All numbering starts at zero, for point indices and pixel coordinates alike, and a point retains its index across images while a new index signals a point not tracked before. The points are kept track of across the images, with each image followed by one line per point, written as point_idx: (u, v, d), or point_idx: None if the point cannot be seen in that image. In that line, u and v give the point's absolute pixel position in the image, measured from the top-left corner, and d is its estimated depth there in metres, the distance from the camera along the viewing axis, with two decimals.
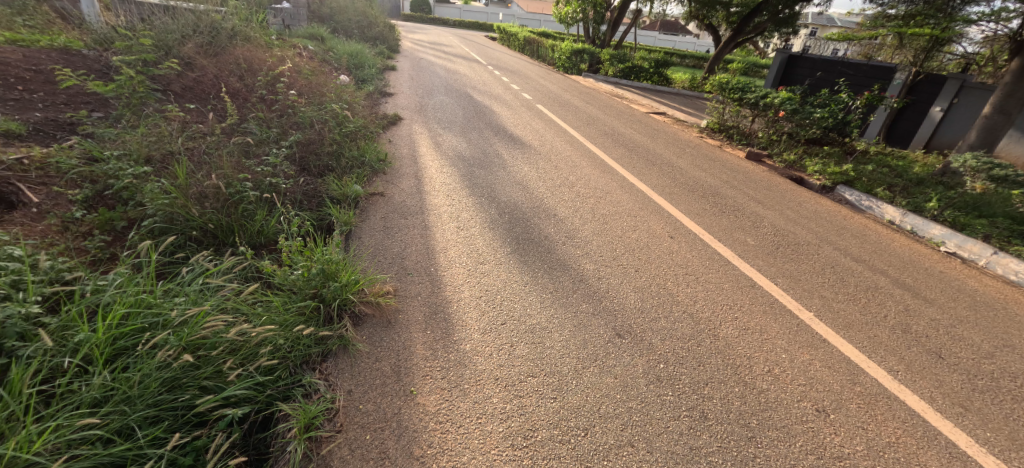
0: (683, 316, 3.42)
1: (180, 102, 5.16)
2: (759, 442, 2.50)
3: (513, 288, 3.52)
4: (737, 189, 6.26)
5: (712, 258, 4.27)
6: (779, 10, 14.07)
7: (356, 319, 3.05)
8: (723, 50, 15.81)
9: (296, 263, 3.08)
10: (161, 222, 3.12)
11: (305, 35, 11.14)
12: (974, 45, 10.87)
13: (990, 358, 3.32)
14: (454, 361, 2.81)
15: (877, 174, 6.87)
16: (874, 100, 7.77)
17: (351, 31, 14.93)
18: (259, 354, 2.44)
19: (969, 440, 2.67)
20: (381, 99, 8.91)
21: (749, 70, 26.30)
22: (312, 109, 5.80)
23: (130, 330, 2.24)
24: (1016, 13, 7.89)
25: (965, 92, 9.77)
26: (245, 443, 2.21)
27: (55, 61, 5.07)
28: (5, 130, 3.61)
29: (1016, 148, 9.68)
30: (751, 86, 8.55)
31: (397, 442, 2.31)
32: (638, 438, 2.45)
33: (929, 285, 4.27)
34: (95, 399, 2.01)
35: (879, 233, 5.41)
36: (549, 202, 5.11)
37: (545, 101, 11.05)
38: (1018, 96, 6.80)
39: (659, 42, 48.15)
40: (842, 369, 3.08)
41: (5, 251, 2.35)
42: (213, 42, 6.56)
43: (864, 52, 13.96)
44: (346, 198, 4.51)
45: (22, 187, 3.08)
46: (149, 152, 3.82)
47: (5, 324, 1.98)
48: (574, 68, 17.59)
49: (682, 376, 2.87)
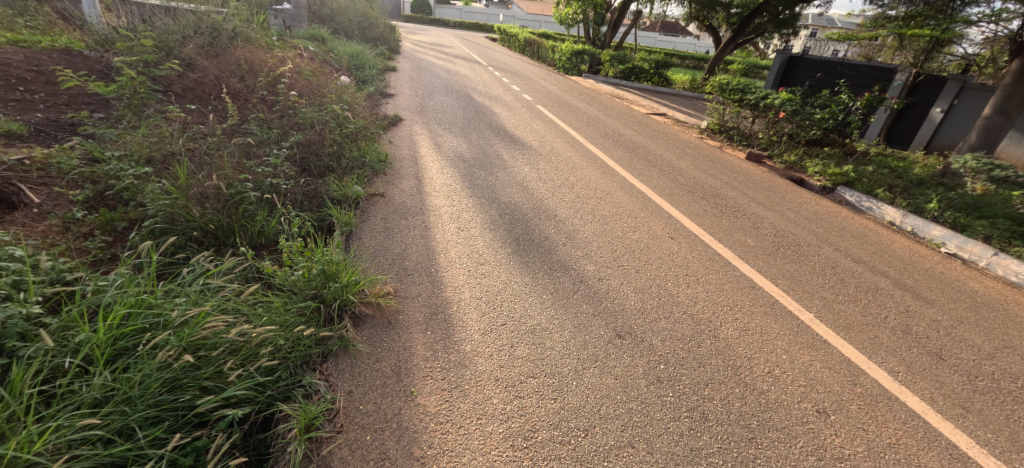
0: (683, 317, 3.42)
1: (181, 103, 5.17)
2: (759, 443, 2.50)
3: (514, 289, 3.52)
4: (737, 190, 6.25)
5: (713, 259, 4.27)
6: (779, 11, 14.08)
7: (356, 320, 3.05)
8: (723, 51, 15.83)
9: (297, 264, 3.09)
10: (161, 223, 3.13)
11: (306, 35, 11.16)
12: (975, 46, 10.87)
13: (991, 360, 3.31)
14: (454, 362, 2.81)
15: (878, 175, 6.87)
16: (874, 101, 7.77)
17: (351, 32, 14.93)
18: (260, 354, 2.44)
19: (970, 441, 2.67)
20: (382, 100, 8.92)
21: (749, 71, 26.32)
22: (312, 110, 5.81)
23: (130, 331, 2.24)
24: (1016, 14, 7.89)
25: (965, 93, 9.74)
26: (245, 444, 2.21)
27: (56, 61, 5.08)
28: (7, 130, 3.61)
29: (1016, 149, 9.68)
30: (751, 87, 8.55)
31: (397, 443, 2.31)
32: (638, 439, 2.45)
33: (930, 286, 4.27)
34: (95, 399, 2.01)
35: (879, 233, 5.41)
36: (549, 202, 5.11)
37: (545, 101, 11.06)
38: (1018, 97, 6.80)
39: (659, 43, 48.21)
40: (843, 370, 3.08)
41: (5, 252, 2.35)
42: (214, 43, 6.57)
43: (864, 53, 13.96)
44: (346, 199, 4.51)
45: (23, 188, 3.08)
46: (150, 152, 3.82)
47: (5, 324, 1.98)
48: (575, 69, 17.61)
49: (682, 377, 2.87)
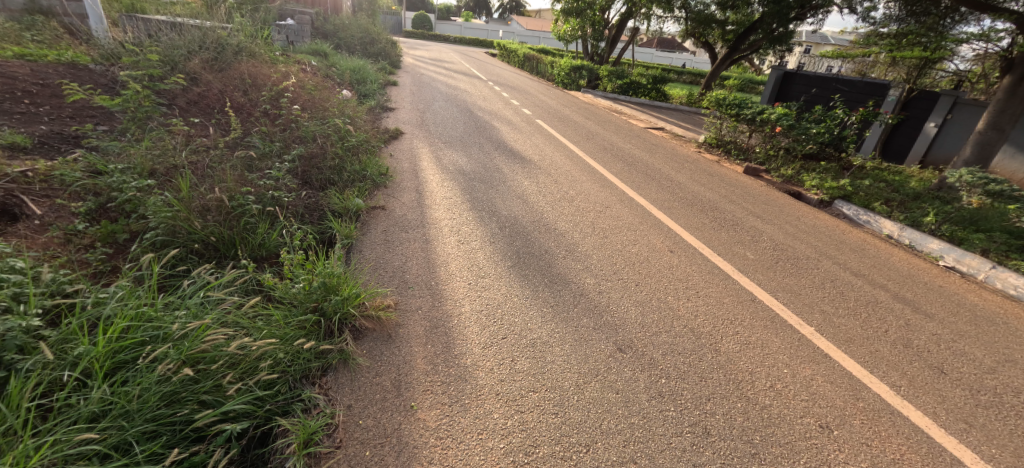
0: (684, 330, 3.42)
1: (185, 116, 5.22)
2: (762, 458, 2.48)
3: (514, 303, 3.51)
4: (735, 203, 6.30)
5: (712, 272, 4.28)
6: (774, 29, 14.30)
7: (356, 333, 3.04)
8: (720, 67, 16.17)
9: (298, 277, 3.08)
10: (162, 235, 3.13)
11: (309, 50, 11.28)
12: (966, 62, 11.10)
13: (992, 374, 3.31)
14: (454, 376, 2.80)
15: (874, 189, 6.95)
16: (870, 115, 7.83)
17: (354, 47, 15.08)
18: (259, 368, 2.43)
19: (974, 457, 2.64)
20: (383, 113, 9.01)
21: (747, 87, 26.60)
22: (315, 124, 5.84)
23: (130, 344, 2.24)
24: (1006, 32, 8.11)
25: (958, 108, 9.82)
26: (244, 459, 2.19)
27: (62, 75, 5.15)
28: (11, 143, 3.65)
29: (1011, 163, 9.79)
30: (747, 103, 8.66)
31: (397, 458, 2.28)
32: (641, 455, 2.42)
33: (929, 299, 4.28)
34: (93, 413, 1.99)
35: (877, 246, 5.45)
36: (549, 215, 5.16)
37: (545, 116, 11.16)
38: (1010, 112, 6.87)
39: (657, 58, 48.98)
40: (845, 385, 3.07)
41: (6, 262, 2.33)
42: (219, 58, 6.64)
43: (858, 69, 14.22)
44: (348, 212, 4.54)
45: (25, 199, 3.09)
46: (153, 165, 3.84)
47: (4, 337, 1.97)
48: (574, 84, 17.82)
49: (684, 392, 2.86)
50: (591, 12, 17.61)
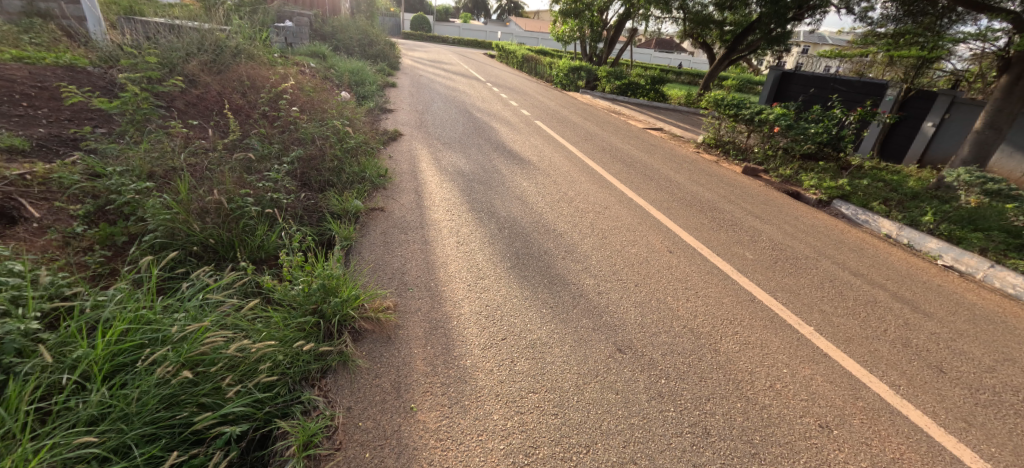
0: (683, 330, 3.42)
1: (183, 118, 5.22)
2: (761, 458, 2.48)
3: (513, 304, 3.51)
4: (734, 203, 6.30)
5: (712, 272, 4.28)
6: (772, 29, 14.31)
7: (355, 335, 3.04)
8: (719, 67, 16.15)
9: (296, 279, 3.07)
10: (161, 237, 3.13)
11: (307, 52, 11.28)
12: (964, 62, 11.12)
13: (991, 372, 3.32)
14: (454, 377, 2.79)
15: (873, 189, 6.97)
16: (868, 115, 7.84)
17: (352, 49, 15.08)
18: (258, 370, 2.43)
19: (974, 456, 2.64)
20: (381, 115, 9.01)
21: (746, 87, 26.61)
22: (313, 125, 5.84)
23: (129, 347, 2.24)
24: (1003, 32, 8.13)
25: (955, 108, 9.84)
26: (243, 462, 2.19)
27: (60, 78, 5.15)
28: (9, 146, 3.65)
29: (1009, 163, 9.81)
30: (746, 103, 8.67)
31: (397, 460, 2.28)
32: (640, 456, 2.42)
33: (928, 298, 4.29)
34: (92, 416, 1.98)
35: (876, 246, 5.45)
36: (548, 216, 5.16)
37: (544, 117, 11.16)
38: (1006, 112, 6.90)
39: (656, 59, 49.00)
40: (844, 384, 3.08)
41: (5, 266, 2.33)
42: (217, 60, 6.64)
43: (855, 69, 14.23)
44: (347, 213, 4.54)
45: (23, 202, 3.08)
46: (151, 168, 3.83)
47: (3, 340, 1.97)
48: (573, 85, 17.82)
49: (684, 392, 2.86)
50: (589, 13, 17.62)
